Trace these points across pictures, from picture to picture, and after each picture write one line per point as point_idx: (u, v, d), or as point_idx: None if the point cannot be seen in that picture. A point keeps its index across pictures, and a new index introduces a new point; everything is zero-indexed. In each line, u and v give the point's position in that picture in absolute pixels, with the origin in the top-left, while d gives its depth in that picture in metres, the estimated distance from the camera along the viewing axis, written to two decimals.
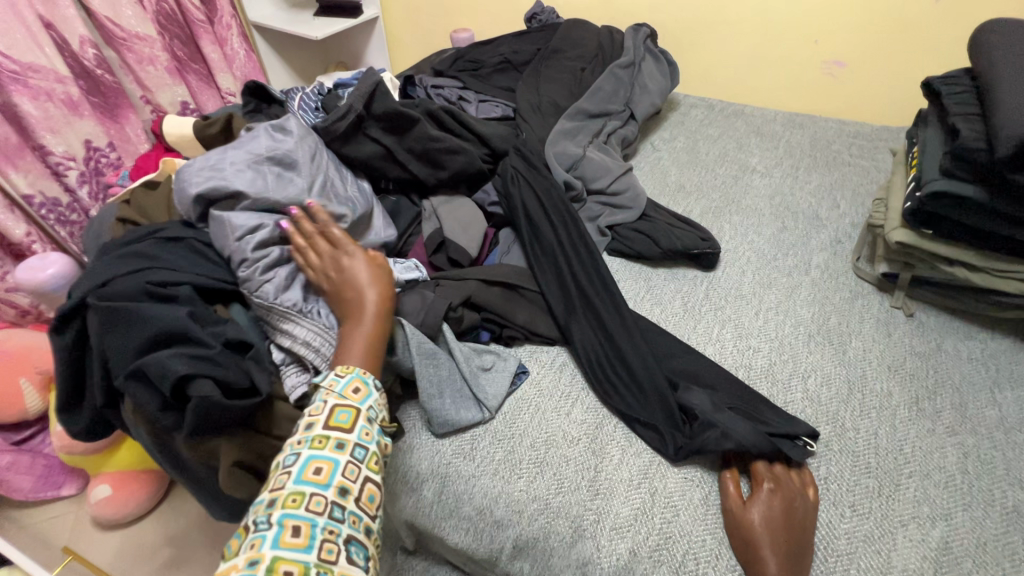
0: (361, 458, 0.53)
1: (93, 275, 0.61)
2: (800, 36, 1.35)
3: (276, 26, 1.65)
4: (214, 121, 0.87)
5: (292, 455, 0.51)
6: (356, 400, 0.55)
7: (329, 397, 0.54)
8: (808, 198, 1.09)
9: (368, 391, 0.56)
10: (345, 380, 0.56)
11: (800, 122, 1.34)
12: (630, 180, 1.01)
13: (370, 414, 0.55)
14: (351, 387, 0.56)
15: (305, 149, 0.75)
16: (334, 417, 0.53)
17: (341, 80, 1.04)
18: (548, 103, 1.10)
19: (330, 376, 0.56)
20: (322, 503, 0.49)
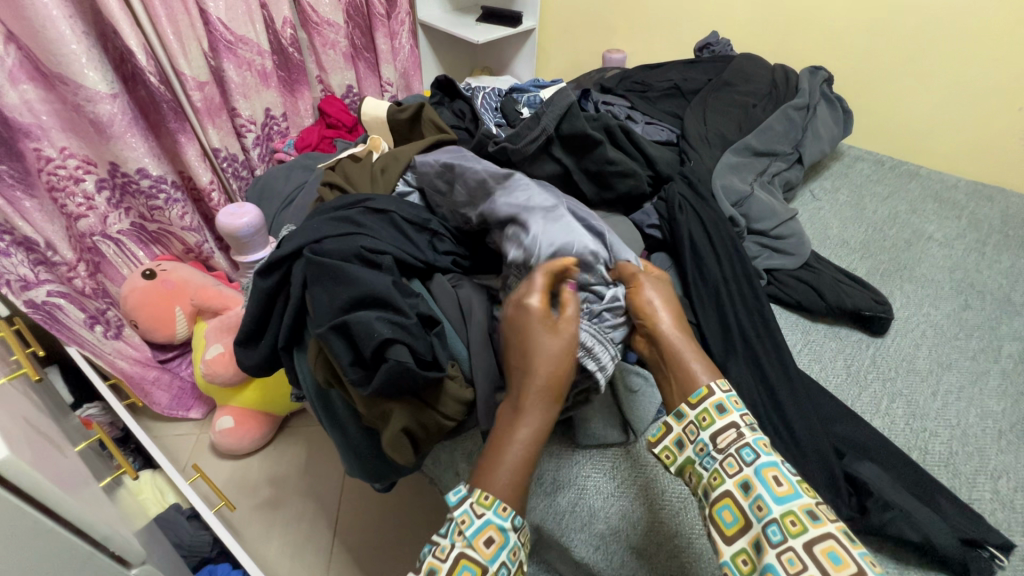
0: None
1: (315, 230, 0.70)
2: (1002, 100, 1.21)
3: (443, 27, 1.83)
4: (406, 108, 0.98)
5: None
6: (485, 555, 0.52)
7: (459, 541, 0.52)
8: (997, 278, 0.96)
9: (501, 543, 0.53)
10: (478, 526, 0.53)
11: (986, 194, 1.18)
12: (796, 227, 0.96)
13: (497, 574, 0.52)
14: (481, 538, 0.52)
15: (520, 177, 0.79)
16: (457, 574, 0.51)
17: (518, 86, 1.12)
18: (715, 134, 1.08)
19: (466, 509, 0.54)
20: None
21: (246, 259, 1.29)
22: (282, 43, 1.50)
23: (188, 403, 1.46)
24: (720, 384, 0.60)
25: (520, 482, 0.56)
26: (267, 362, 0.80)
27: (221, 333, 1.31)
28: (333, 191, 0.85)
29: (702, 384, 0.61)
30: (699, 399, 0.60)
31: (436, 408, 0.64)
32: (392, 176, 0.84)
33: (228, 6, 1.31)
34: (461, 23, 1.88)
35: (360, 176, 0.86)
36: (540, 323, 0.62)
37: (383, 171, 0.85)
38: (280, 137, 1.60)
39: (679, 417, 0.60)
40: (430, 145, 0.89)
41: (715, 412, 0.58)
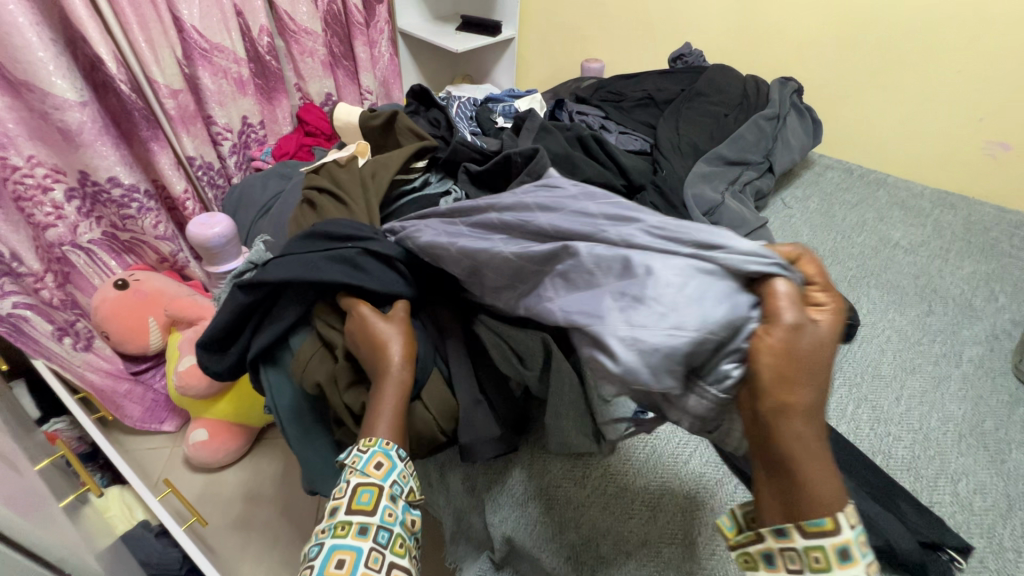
0: (385, 543, 0.52)
1: (303, 268, 0.69)
2: (963, 111, 1.25)
3: (422, 36, 1.84)
4: (379, 115, 0.98)
5: (316, 546, 0.52)
6: (378, 476, 0.55)
7: (352, 476, 0.55)
8: (960, 284, 0.99)
9: (391, 465, 0.56)
10: (367, 456, 0.56)
11: (949, 202, 1.22)
12: (766, 235, 0.98)
13: (393, 491, 0.55)
14: (372, 463, 0.55)
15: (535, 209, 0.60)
16: (357, 498, 0.53)
17: (494, 96, 1.12)
18: (688, 144, 1.10)
19: (354, 452, 0.56)
20: None
21: (219, 269, 1.26)
22: (258, 51, 1.49)
23: (161, 415, 1.43)
24: (848, 514, 0.40)
25: (396, 428, 0.59)
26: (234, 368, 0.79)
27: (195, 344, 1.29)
28: (320, 195, 0.83)
29: (830, 517, 0.39)
30: (816, 532, 0.39)
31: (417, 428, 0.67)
32: (383, 181, 0.84)
33: (202, 13, 1.29)
34: (441, 31, 1.89)
35: (347, 176, 0.84)
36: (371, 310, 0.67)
37: (372, 178, 0.84)
38: (258, 145, 1.59)
39: (781, 535, 0.41)
40: (415, 154, 0.89)
41: (835, 560, 0.39)
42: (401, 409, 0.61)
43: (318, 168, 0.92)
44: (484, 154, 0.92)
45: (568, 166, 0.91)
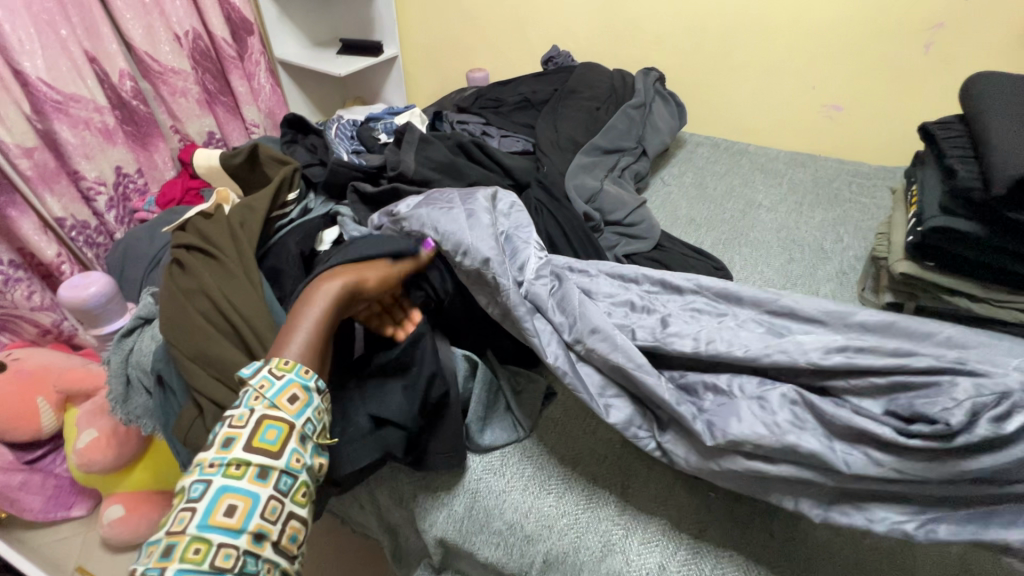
0: (285, 492, 0.52)
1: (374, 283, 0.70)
2: (799, 82, 1.42)
3: (302, 63, 1.82)
4: (239, 152, 0.94)
5: (201, 485, 0.50)
6: (288, 413, 0.55)
7: (259, 406, 0.54)
8: (813, 232, 1.12)
9: (304, 400, 0.57)
10: (279, 385, 0.56)
11: (801, 161, 1.38)
12: (644, 213, 1.07)
13: (302, 432, 0.55)
14: (284, 397, 0.56)
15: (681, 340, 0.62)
16: (261, 436, 0.53)
17: (373, 115, 1.14)
18: (566, 139, 1.17)
19: (264, 376, 0.57)
20: (232, 555, 0.48)
21: (103, 330, 1.16)
22: (123, 97, 1.39)
23: (68, 501, 1.31)
24: None
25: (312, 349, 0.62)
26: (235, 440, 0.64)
27: (94, 417, 1.16)
28: (189, 253, 0.75)
29: None
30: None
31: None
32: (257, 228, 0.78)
33: (49, 64, 1.21)
34: (322, 57, 1.88)
35: (216, 226, 0.77)
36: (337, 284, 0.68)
37: (244, 225, 0.79)
38: (139, 196, 1.48)
39: None
40: (281, 186, 0.86)
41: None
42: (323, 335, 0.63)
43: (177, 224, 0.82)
44: (365, 173, 0.93)
45: (453, 173, 0.95)
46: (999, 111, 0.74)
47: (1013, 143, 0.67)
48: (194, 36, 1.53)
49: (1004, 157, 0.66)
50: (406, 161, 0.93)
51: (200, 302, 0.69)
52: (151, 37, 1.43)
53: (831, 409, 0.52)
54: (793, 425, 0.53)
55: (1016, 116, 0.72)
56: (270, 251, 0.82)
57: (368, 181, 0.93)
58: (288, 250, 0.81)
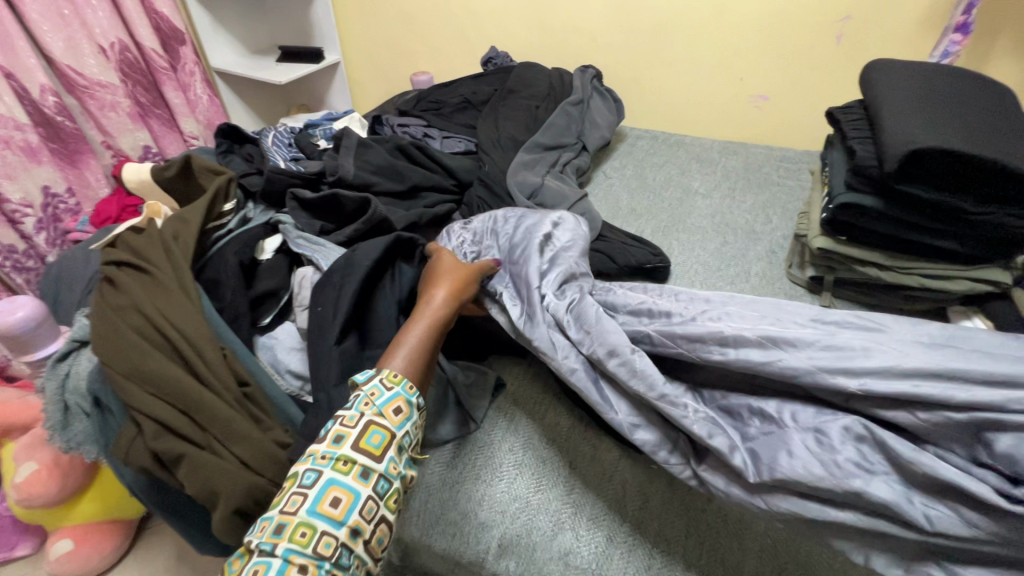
0: (382, 494, 0.53)
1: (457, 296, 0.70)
2: (726, 75, 1.50)
3: (240, 72, 1.78)
4: (172, 165, 0.92)
5: (311, 473, 0.51)
6: (393, 423, 0.55)
7: (367, 410, 0.55)
8: (744, 215, 1.19)
9: (407, 413, 0.57)
10: (388, 395, 0.57)
11: (733, 149, 1.45)
12: (585, 205, 1.11)
13: (403, 441, 0.55)
14: (392, 407, 0.56)
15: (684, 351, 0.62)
16: (367, 438, 0.53)
17: (311, 122, 1.14)
18: (507, 137, 1.19)
19: (376, 384, 0.58)
20: (331, 545, 0.48)
21: (36, 356, 1.10)
22: (46, 113, 1.33)
23: (12, 540, 1.24)
24: None
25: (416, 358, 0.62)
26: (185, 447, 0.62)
27: (33, 449, 1.10)
28: (121, 269, 0.73)
29: None
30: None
31: (264, 471, 0.63)
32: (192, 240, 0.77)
33: None
34: (260, 65, 1.85)
35: (149, 241, 0.75)
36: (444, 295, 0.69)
37: (178, 239, 0.77)
38: (72, 216, 1.41)
39: None
40: (216, 197, 0.84)
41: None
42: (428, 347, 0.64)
43: (108, 241, 0.80)
44: (304, 179, 0.93)
45: (394, 176, 0.96)
46: (889, 96, 0.81)
47: (900, 124, 0.74)
48: (120, 47, 1.47)
49: (894, 137, 0.72)
50: (344, 166, 0.94)
51: (133, 319, 0.67)
52: (74, 50, 1.37)
53: (906, 452, 0.48)
54: (856, 467, 0.49)
55: (904, 99, 0.79)
56: (207, 264, 0.81)
57: (307, 188, 0.93)
58: (226, 261, 0.79)
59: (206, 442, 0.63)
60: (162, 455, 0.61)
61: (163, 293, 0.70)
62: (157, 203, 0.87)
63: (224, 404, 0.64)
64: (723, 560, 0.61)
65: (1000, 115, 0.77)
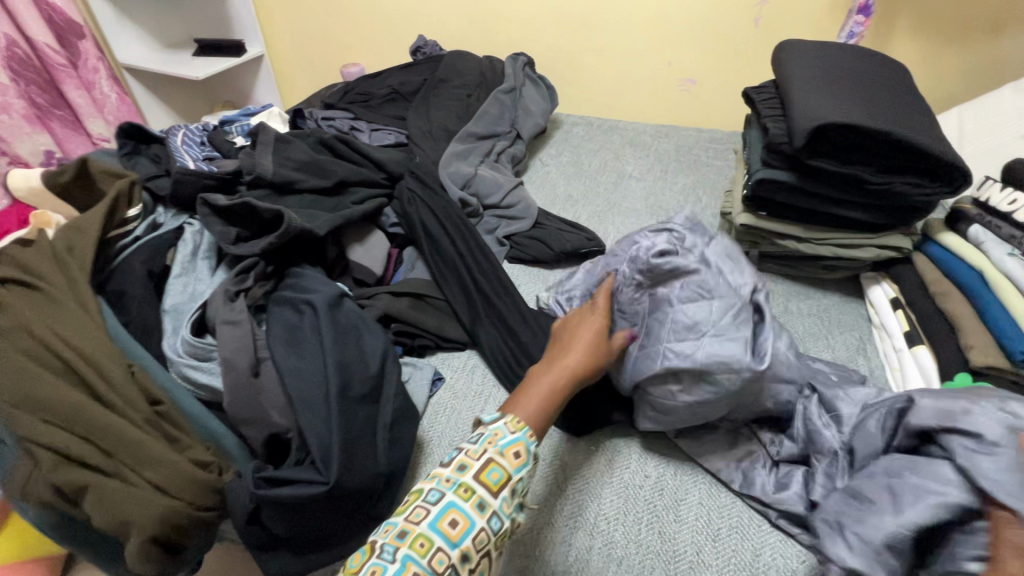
0: (494, 529, 0.50)
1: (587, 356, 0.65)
2: (655, 60, 1.52)
3: (151, 68, 1.66)
4: (65, 169, 0.84)
5: (435, 492, 0.50)
6: (513, 465, 0.52)
7: (490, 446, 0.52)
8: (676, 196, 1.22)
9: (526, 459, 0.53)
10: (511, 437, 0.53)
11: (665, 133, 1.48)
12: (521, 193, 1.11)
13: (518, 485, 0.51)
14: (512, 449, 0.52)
15: (688, 313, 0.65)
16: (487, 472, 0.51)
17: (227, 118, 1.08)
18: (438, 128, 1.17)
19: (501, 424, 0.54)
20: (443, 562, 0.47)
21: None
22: None
23: None
24: None
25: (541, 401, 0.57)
26: (88, 479, 0.57)
27: None
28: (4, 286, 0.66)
29: None
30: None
31: (180, 494, 0.60)
32: (88, 252, 0.71)
33: None
34: (174, 60, 1.73)
35: (39, 255, 0.69)
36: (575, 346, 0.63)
37: (74, 251, 0.71)
38: None
39: None
40: (117, 202, 0.78)
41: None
42: (559, 396, 0.58)
43: None
44: (216, 178, 0.87)
45: (318, 171, 0.92)
46: (797, 75, 0.84)
47: (806, 101, 0.77)
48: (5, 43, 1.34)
49: (801, 114, 0.75)
50: (263, 164, 0.88)
51: (22, 342, 0.61)
52: None
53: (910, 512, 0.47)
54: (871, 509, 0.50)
55: (812, 77, 0.83)
56: (110, 276, 0.75)
57: (221, 189, 0.87)
58: (133, 271, 0.74)
59: (115, 469, 0.59)
60: (65, 487, 0.56)
61: (55, 312, 0.64)
62: (47, 211, 0.79)
63: (132, 426, 0.60)
64: (660, 532, 0.62)
65: (895, 90, 0.82)
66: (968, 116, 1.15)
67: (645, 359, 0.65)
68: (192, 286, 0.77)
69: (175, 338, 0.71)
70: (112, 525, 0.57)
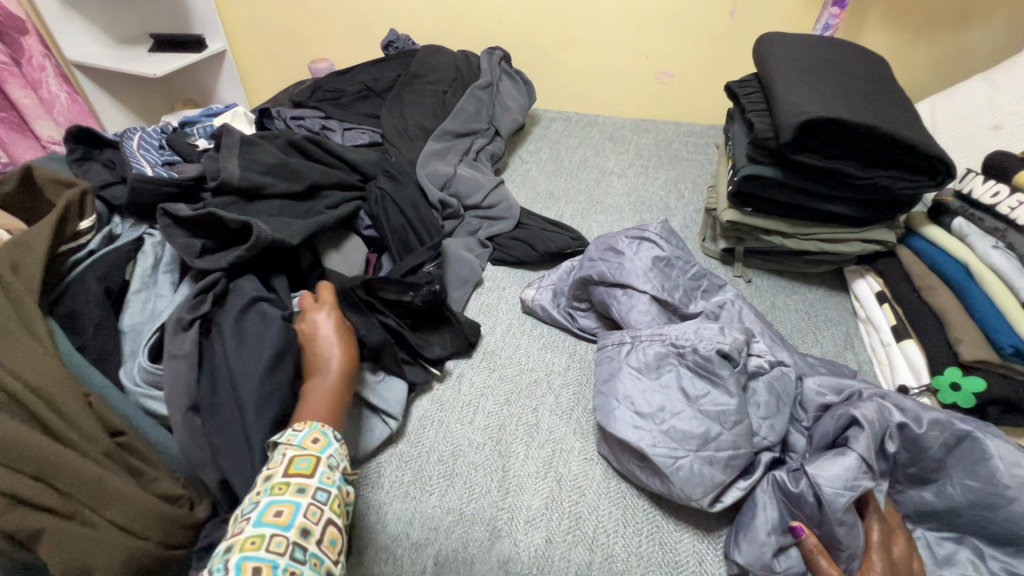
0: (324, 500, 0.53)
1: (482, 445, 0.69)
2: (633, 53, 1.51)
3: (104, 64, 1.56)
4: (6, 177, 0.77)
5: (253, 503, 0.51)
6: (315, 449, 0.56)
7: (289, 449, 0.55)
8: (658, 192, 1.20)
9: (327, 441, 0.57)
10: (303, 433, 0.57)
11: (644, 127, 1.46)
12: (502, 193, 1.07)
13: (330, 461, 0.56)
14: (309, 439, 0.57)
15: (688, 421, 0.60)
16: (295, 465, 0.54)
17: (188, 119, 1.01)
18: (414, 126, 1.12)
19: (288, 431, 0.57)
20: (283, 543, 0.48)
21: None
22: None
23: None
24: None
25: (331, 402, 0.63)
26: None
27: None
28: None
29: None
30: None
31: (146, 531, 0.56)
32: (34, 269, 0.64)
33: None
34: (129, 57, 1.63)
35: None
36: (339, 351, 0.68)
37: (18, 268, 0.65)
38: None
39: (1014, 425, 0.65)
40: (67, 213, 0.72)
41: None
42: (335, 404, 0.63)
43: None
44: (177, 184, 0.81)
45: (289, 175, 0.87)
46: (780, 68, 0.83)
47: (791, 96, 0.76)
48: None
49: (786, 109, 0.74)
50: (229, 168, 0.82)
51: None
52: None
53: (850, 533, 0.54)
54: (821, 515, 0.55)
55: (796, 71, 0.82)
56: (61, 294, 0.69)
57: (184, 197, 0.82)
58: (86, 289, 0.68)
59: (73, 511, 0.53)
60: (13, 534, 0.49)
61: None
62: None
63: (90, 461, 0.55)
64: (661, 543, 0.61)
65: (876, 84, 0.82)
66: (940, 107, 1.16)
67: (618, 420, 0.62)
68: (152, 305, 0.72)
69: (133, 364, 0.66)
70: None
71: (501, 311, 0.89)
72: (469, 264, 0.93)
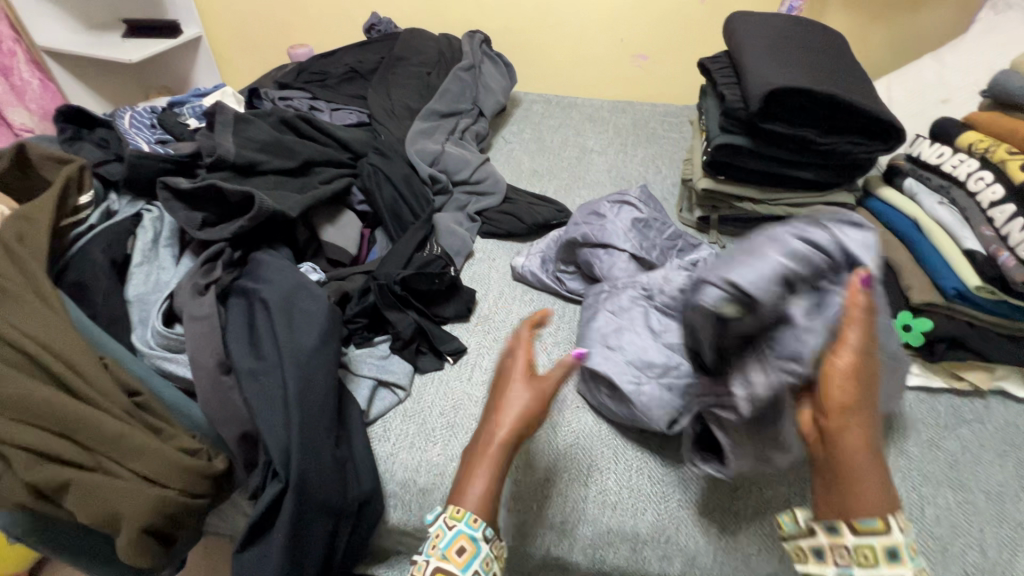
0: None
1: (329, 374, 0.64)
2: (609, 37, 1.55)
3: (76, 50, 1.53)
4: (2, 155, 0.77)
5: None
6: (459, 564, 0.47)
7: (431, 555, 0.48)
8: (637, 168, 1.26)
9: (474, 552, 0.47)
10: (449, 535, 0.48)
11: (622, 108, 1.52)
12: (488, 169, 1.11)
13: None
14: (454, 547, 0.47)
15: (655, 353, 0.66)
16: None
17: (177, 99, 1.02)
18: (400, 106, 1.15)
19: (438, 522, 0.49)
20: None
21: None
22: None
23: None
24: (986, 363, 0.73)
25: (489, 493, 0.50)
26: (67, 478, 0.55)
27: None
28: None
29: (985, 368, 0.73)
30: (866, 531, 0.42)
31: (170, 483, 0.59)
32: (40, 241, 0.66)
33: None
34: (102, 43, 1.60)
35: None
36: (516, 383, 0.54)
37: (24, 240, 0.66)
38: None
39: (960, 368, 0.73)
40: (67, 188, 0.73)
41: (884, 558, 0.41)
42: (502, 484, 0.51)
43: None
44: (172, 159, 0.83)
45: (282, 151, 0.89)
46: (748, 43, 0.89)
47: (759, 68, 0.82)
48: None
49: (754, 80, 0.80)
50: (224, 145, 0.84)
51: None
52: None
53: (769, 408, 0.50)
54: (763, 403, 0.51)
55: (762, 46, 0.87)
56: (67, 267, 0.70)
57: (181, 173, 0.84)
58: (92, 260, 0.70)
59: (96, 463, 0.57)
60: (42, 486, 0.54)
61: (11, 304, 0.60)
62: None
63: (111, 418, 0.57)
64: (650, 475, 0.66)
65: (835, 57, 0.88)
66: (895, 84, 1.24)
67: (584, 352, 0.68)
68: (156, 276, 0.74)
69: (144, 330, 0.68)
70: (99, 522, 0.55)
71: (492, 280, 0.93)
72: (461, 236, 0.97)
